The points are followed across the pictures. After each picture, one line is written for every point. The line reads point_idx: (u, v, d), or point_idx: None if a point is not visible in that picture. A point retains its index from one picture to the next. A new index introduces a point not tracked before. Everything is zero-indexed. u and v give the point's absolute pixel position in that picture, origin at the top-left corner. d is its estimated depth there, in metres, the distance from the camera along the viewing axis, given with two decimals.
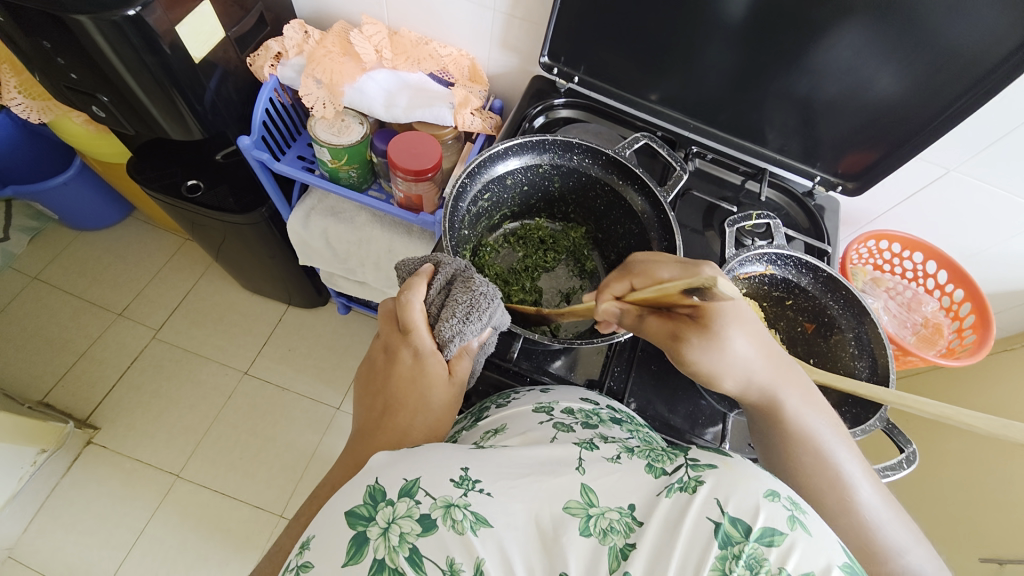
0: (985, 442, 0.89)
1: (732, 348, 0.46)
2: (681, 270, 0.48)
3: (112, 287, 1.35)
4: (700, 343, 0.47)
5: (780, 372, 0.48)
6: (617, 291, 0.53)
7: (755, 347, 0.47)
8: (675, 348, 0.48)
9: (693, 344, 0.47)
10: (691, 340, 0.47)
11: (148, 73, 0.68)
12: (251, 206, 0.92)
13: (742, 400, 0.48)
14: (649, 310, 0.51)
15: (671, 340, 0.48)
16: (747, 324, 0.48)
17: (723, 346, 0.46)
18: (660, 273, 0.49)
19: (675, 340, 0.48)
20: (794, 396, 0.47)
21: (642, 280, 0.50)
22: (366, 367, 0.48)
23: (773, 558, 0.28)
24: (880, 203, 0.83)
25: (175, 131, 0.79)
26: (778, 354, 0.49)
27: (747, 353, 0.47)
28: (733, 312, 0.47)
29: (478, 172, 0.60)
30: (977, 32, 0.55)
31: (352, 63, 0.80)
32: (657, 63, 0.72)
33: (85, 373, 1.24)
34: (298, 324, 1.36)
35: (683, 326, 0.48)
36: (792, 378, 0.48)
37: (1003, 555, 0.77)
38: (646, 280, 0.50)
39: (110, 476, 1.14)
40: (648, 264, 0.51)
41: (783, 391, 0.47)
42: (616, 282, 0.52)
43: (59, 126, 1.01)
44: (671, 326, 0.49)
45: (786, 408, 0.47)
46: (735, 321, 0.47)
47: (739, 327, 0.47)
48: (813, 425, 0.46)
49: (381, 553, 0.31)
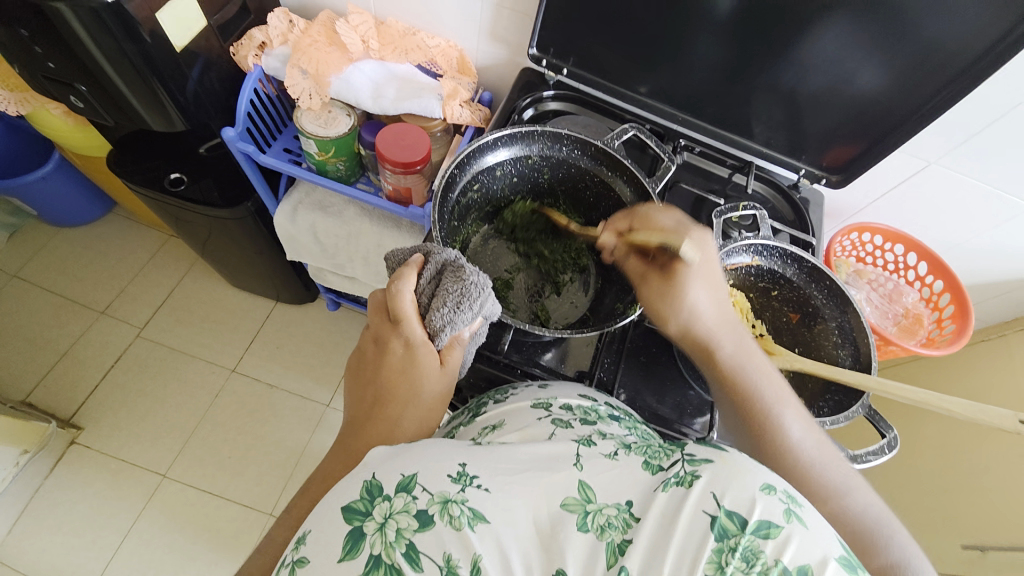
0: (965, 428, 0.92)
1: (690, 296, 0.52)
2: (677, 226, 0.54)
3: (95, 285, 1.32)
4: (662, 284, 0.53)
5: (727, 324, 0.52)
6: (619, 227, 0.58)
7: (711, 302, 0.52)
8: (640, 285, 0.55)
9: (652, 287, 0.54)
10: (655, 280, 0.54)
11: (128, 62, 0.66)
12: (236, 200, 0.91)
13: (688, 347, 0.53)
14: (634, 252, 0.57)
15: (640, 280, 0.55)
16: (712, 281, 0.53)
17: (679, 294, 0.52)
18: (658, 222, 0.54)
19: (642, 279, 0.55)
20: (733, 346, 0.50)
21: (641, 225, 0.55)
22: (355, 359, 0.48)
23: (768, 551, 0.29)
24: (862, 197, 0.85)
25: (156, 123, 0.77)
26: (729, 312, 0.53)
27: (703, 303, 0.52)
28: (708, 267, 0.53)
29: (468, 162, 0.60)
30: (958, 27, 0.56)
31: (338, 54, 0.79)
32: (645, 56, 0.72)
33: (68, 373, 1.22)
34: (287, 320, 1.35)
35: (651, 272, 0.54)
36: (735, 335, 0.51)
37: (983, 541, 0.79)
38: (644, 225, 0.55)
39: (95, 477, 1.12)
40: (652, 211, 0.56)
41: (722, 339, 0.51)
42: (619, 220, 0.58)
43: (37, 119, 0.98)
44: (643, 268, 0.55)
45: (723, 356, 0.50)
46: (701, 276, 0.52)
47: (704, 282, 0.52)
48: (751, 374, 0.49)
49: (377, 548, 0.30)
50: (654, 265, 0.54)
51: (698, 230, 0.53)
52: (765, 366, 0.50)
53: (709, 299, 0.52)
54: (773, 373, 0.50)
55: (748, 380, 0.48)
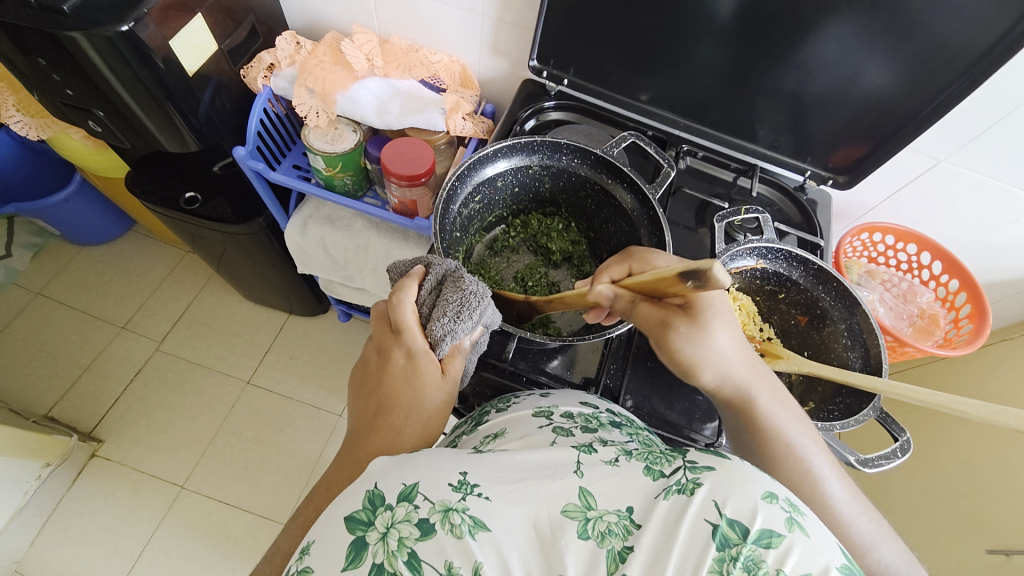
0: (989, 430, 0.89)
1: (716, 340, 0.49)
2: (674, 265, 0.52)
3: (115, 300, 1.36)
4: (687, 329, 0.49)
5: (755, 372, 0.50)
6: (616, 275, 0.55)
7: (738, 345, 0.50)
8: (661, 334, 0.50)
9: (678, 331, 0.49)
10: (679, 327, 0.49)
11: (143, 88, 0.69)
12: (248, 215, 0.93)
13: (717, 397, 0.51)
14: (642, 297, 0.52)
15: (661, 327, 0.50)
16: (733, 321, 0.51)
17: (707, 337, 0.49)
18: (661, 263, 0.53)
19: (664, 327, 0.50)
20: (767, 394, 0.49)
21: (641, 267, 0.54)
22: (359, 369, 0.49)
23: (770, 560, 0.28)
24: (871, 196, 0.84)
25: (170, 144, 0.80)
26: (754, 355, 0.51)
27: (727, 348, 0.49)
28: (725, 307, 0.50)
29: (469, 174, 0.61)
30: (963, 24, 0.56)
31: (344, 72, 0.81)
32: (646, 64, 0.73)
33: (89, 386, 1.25)
34: (299, 332, 1.37)
35: (672, 314, 0.49)
36: (765, 379, 0.50)
37: (1012, 546, 0.76)
38: (644, 267, 0.54)
39: (115, 488, 1.15)
40: (648, 254, 0.55)
41: (755, 389, 0.49)
42: (616, 265, 0.56)
43: (59, 143, 1.02)
44: (661, 313, 0.50)
45: (758, 405, 0.48)
46: (723, 316, 0.50)
47: (727, 323, 0.50)
48: (783, 420, 0.48)
49: (380, 557, 0.31)
50: (667, 309, 0.50)
51: (705, 266, 0.51)
52: (794, 409, 0.50)
53: (734, 341, 0.50)
54: (801, 416, 0.49)
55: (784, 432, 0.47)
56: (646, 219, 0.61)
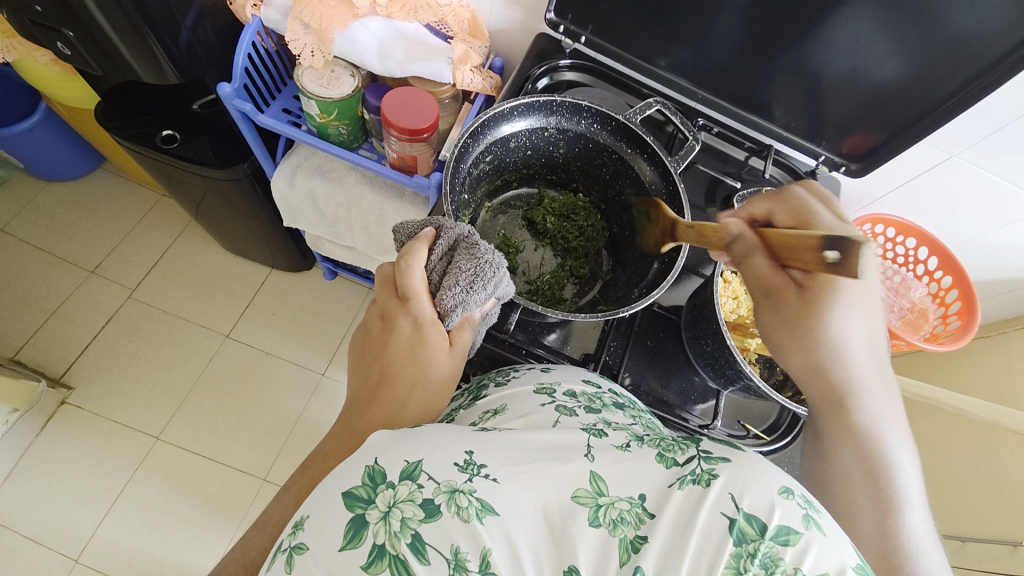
0: (958, 423, 0.93)
1: (836, 328, 0.43)
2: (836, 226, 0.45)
3: (84, 243, 1.28)
4: (795, 308, 0.44)
5: (875, 380, 0.43)
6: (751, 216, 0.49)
7: (859, 337, 0.44)
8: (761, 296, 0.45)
9: (786, 307, 0.44)
10: (793, 304, 0.44)
11: (118, 9, 0.62)
12: (232, 160, 0.87)
13: (811, 390, 0.45)
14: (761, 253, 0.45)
15: (766, 295, 0.45)
16: (867, 310, 0.44)
17: (819, 323, 0.43)
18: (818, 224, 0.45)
19: (767, 296, 0.45)
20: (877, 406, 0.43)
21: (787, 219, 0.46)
22: (361, 334, 0.46)
23: (788, 558, 0.28)
24: (879, 187, 0.82)
25: (147, 76, 0.73)
26: (879, 360, 0.44)
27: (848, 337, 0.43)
28: (863, 298, 0.43)
29: (482, 132, 0.57)
30: (987, 21, 0.54)
31: (342, 8, 0.72)
32: (667, 27, 0.68)
33: (58, 331, 1.20)
34: (282, 288, 1.32)
35: (782, 287, 0.44)
36: (885, 391, 0.44)
37: (968, 534, 0.82)
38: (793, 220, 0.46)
39: (87, 437, 1.11)
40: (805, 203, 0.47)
41: (866, 398, 0.43)
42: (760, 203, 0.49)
43: (23, 65, 0.93)
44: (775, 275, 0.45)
45: (857, 405, 0.43)
46: (850, 305, 0.43)
47: (858, 310, 0.43)
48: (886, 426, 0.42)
49: (381, 538, 0.29)
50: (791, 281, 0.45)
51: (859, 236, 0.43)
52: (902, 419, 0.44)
53: (859, 332, 0.43)
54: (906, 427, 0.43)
55: (848, 374, 0.43)
56: (664, 194, 0.59)
